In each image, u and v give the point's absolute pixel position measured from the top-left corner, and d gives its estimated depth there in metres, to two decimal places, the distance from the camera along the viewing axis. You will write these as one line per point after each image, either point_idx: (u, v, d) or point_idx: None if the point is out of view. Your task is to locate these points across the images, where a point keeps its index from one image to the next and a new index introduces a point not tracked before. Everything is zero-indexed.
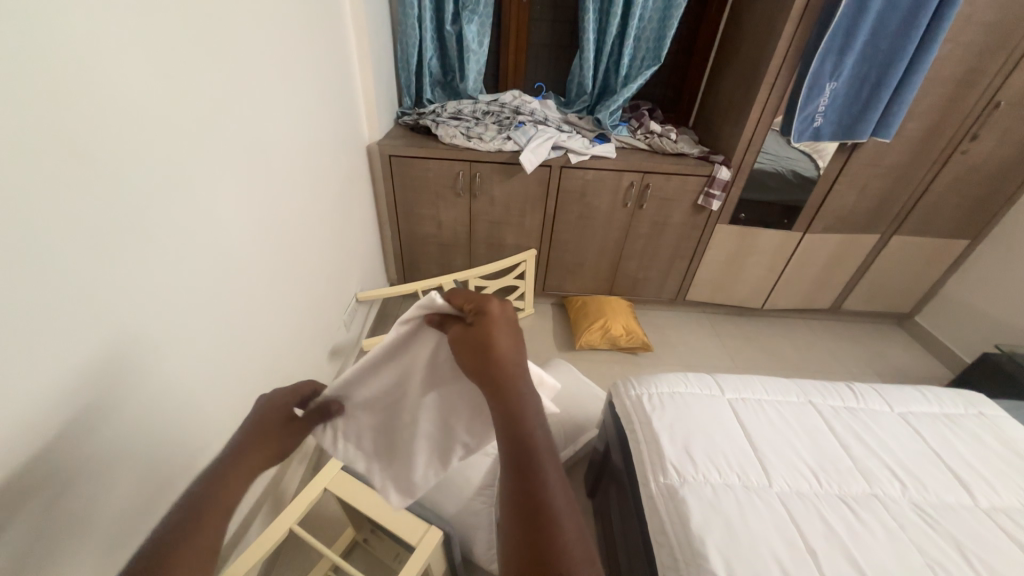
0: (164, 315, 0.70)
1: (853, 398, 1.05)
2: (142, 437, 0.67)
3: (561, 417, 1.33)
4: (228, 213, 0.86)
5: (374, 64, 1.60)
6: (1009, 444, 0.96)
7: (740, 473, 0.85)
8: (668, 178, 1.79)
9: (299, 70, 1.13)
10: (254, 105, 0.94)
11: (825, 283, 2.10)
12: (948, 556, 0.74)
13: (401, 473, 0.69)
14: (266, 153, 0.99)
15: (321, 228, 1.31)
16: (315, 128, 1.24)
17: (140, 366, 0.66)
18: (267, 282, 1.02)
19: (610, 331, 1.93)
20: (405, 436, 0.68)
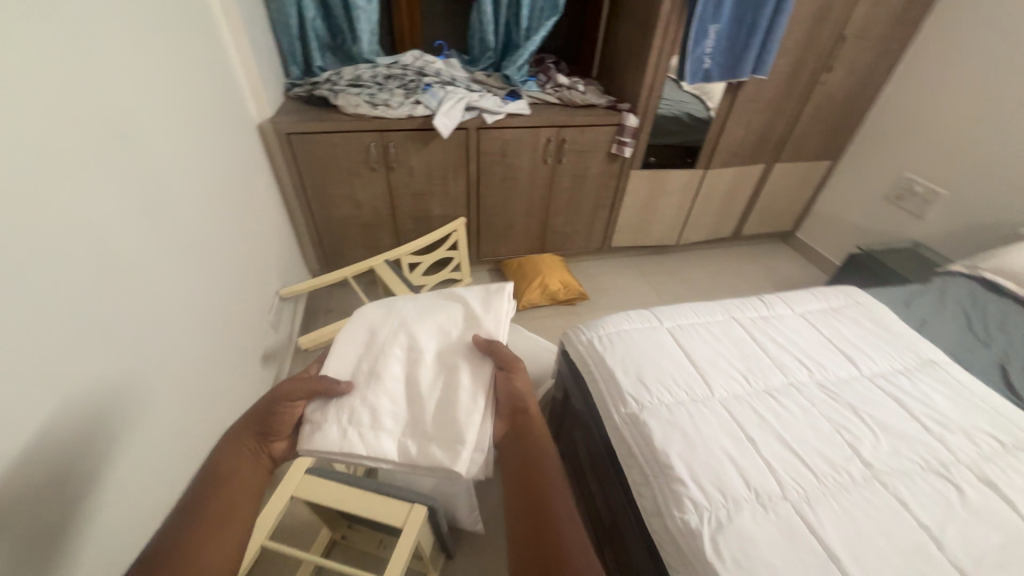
0: (43, 350, 0.58)
1: (764, 308, 1.21)
2: (45, 490, 0.57)
3: None
4: (106, 220, 0.72)
5: (248, 27, 1.39)
6: (878, 322, 1.19)
7: (686, 389, 0.95)
8: (582, 130, 1.83)
9: (164, 37, 0.94)
10: (117, 86, 0.78)
11: (726, 213, 2.34)
12: (850, 420, 0.91)
13: (441, 423, 0.72)
14: (140, 141, 0.83)
15: (228, 224, 1.16)
16: (195, 107, 1.06)
17: (21, 412, 0.54)
18: (172, 293, 0.89)
19: (548, 287, 2.00)
20: (420, 397, 0.76)
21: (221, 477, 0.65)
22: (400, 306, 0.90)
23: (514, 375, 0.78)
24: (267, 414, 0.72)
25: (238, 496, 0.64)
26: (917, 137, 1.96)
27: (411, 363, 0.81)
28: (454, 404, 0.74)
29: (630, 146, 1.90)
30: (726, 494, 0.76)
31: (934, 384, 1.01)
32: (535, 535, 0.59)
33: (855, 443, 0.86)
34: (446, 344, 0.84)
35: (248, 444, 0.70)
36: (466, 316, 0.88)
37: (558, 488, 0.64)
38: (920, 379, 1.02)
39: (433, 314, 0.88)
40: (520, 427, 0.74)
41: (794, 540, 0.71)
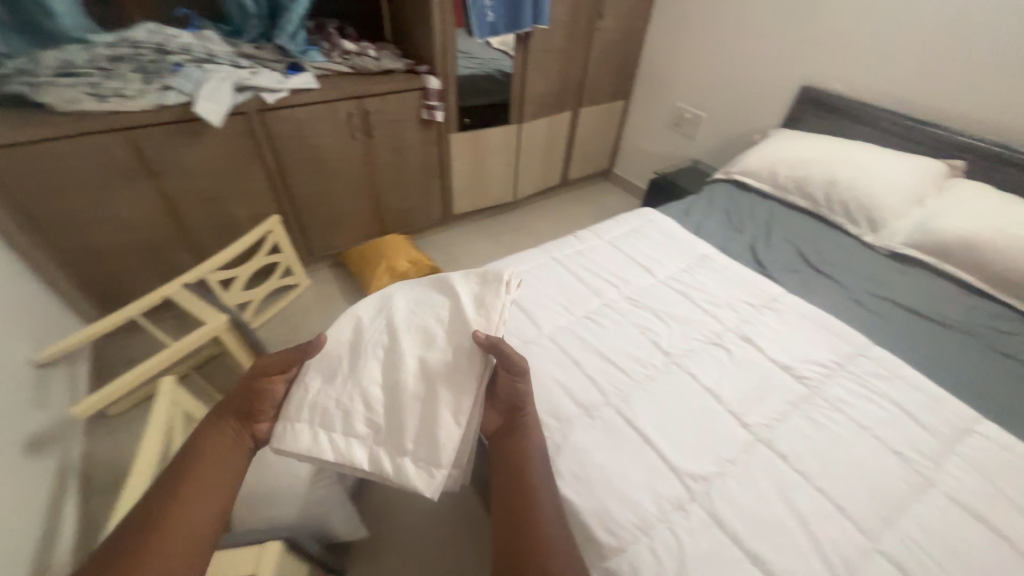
0: None
1: (578, 242, 1.34)
2: None
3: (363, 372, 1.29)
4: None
5: None
6: (665, 233, 1.40)
7: (518, 333, 1.01)
8: (385, 98, 1.73)
9: None
10: None
11: (551, 162, 2.49)
12: (650, 320, 1.07)
13: (421, 432, 0.77)
14: None
15: None
16: None
17: None
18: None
19: (396, 268, 1.92)
20: (396, 407, 0.80)
21: (214, 449, 0.73)
22: (392, 304, 0.94)
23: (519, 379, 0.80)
24: (250, 397, 0.80)
25: (224, 472, 0.71)
26: (680, 70, 2.29)
27: (395, 369, 0.83)
28: (444, 412, 0.77)
29: (441, 109, 1.87)
30: (557, 415, 0.84)
31: (707, 273, 1.24)
32: (517, 517, 0.66)
33: (655, 338, 1.02)
34: (442, 351, 0.84)
35: (233, 420, 0.78)
36: (452, 313, 0.89)
37: (541, 478, 0.71)
38: (696, 272, 1.25)
39: (424, 314, 0.91)
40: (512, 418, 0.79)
41: (613, 435, 0.82)
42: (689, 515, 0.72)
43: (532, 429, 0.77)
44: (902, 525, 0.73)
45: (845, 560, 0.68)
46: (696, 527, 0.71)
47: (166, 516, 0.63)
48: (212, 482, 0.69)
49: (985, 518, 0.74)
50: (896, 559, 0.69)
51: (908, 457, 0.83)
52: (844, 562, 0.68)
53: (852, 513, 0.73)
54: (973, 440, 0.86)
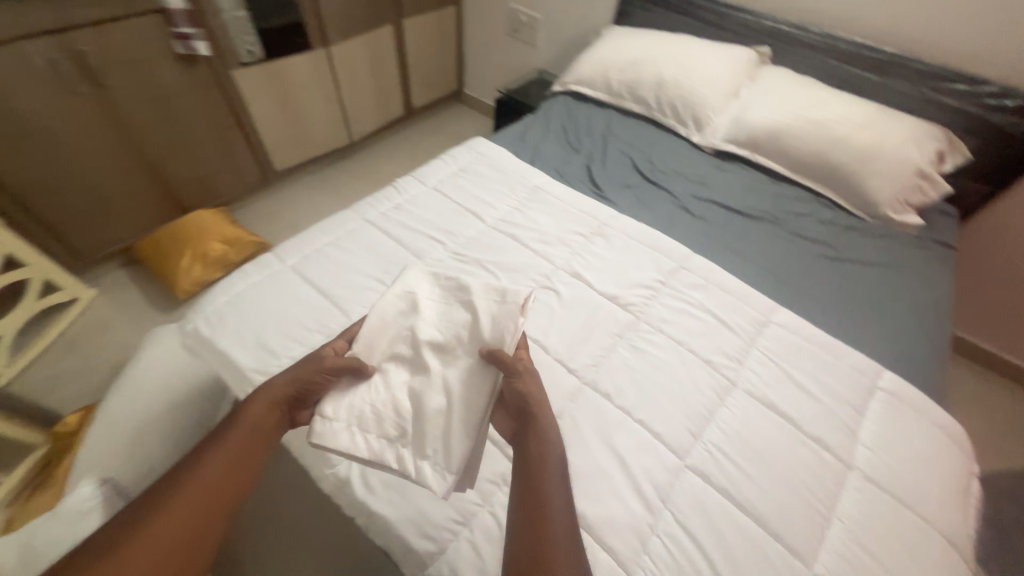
0: None
1: (397, 194, 1.15)
2: None
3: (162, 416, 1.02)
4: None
5: None
6: (496, 166, 1.27)
7: (319, 326, 0.84)
8: (104, 31, 1.28)
9: None
10: None
11: (385, 90, 2.14)
12: (476, 274, 0.97)
13: (441, 443, 0.66)
14: None
15: None
16: None
17: None
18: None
19: (209, 255, 1.58)
20: (417, 417, 0.69)
21: (258, 419, 0.64)
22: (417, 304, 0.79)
23: (523, 383, 0.68)
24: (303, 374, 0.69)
25: (256, 445, 0.63)
26: None
27: (422, 381, 0.72)
28: (453, 433, 0.66)
29: (202, 39, 1.45)
30: None
31: (540, 208, 1.15)
32: (519, 521, 0.56)
33: None
34: (464, 361, 0.72)
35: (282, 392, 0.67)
36: (465, 322, 0.76)
37: (555, 476, 0.60)
38: (528, 208, 1.15)
39: (450, 319, 0.77)
40: (527, 412, 0.67)
41: None
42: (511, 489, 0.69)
43: (547, 423, 0.64)
44: (707, 434, 0.77)
45: (657, 487, 0.70)
46: None
47: (182, 489, 0.57)
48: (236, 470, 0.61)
49: (775, 405, 0.82)
50: (699, 470, 0.73)
51: (716, 363, 0.87)
52: (656, 490, 0.70)
53: (665, 436, 0.76)
54: (770, 331, 0.94)
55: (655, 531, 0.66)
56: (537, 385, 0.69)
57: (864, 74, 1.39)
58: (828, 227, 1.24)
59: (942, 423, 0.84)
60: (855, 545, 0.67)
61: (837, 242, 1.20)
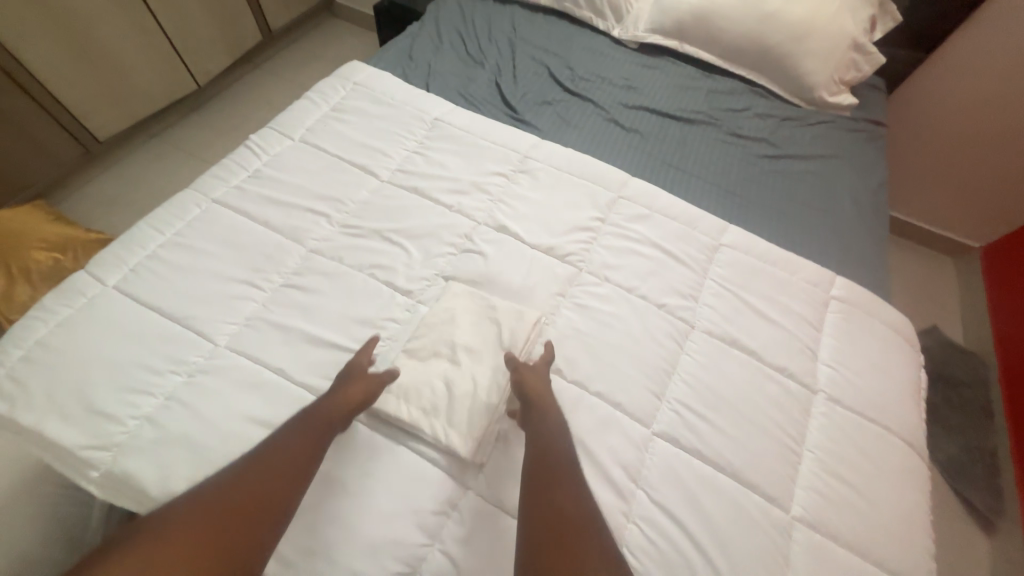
0: None
1: (255, 158, 0.87)
2: None
3: None
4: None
5: None
6: (382, 99, 0.99)
7: (172, 366, 0.63)
8: None
9: None
10: None
11: (225, 8, 1.64)
12: (376, 251, 0.77)
13: (466, 419, 0.61)
14: None
15: None
16: None
17: None
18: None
19: (33, 270, 1.21)
20: (439, 396, 0.63)
21: (306, 429, 0.55)
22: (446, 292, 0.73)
23: (523, 378, 0.63)
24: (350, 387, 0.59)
25: (298, 460, 0.53)
26: None
27: (452, 362, 0.66)
28: (478, 407, 0.62)
29: None
30: None
31: (446, 148, 0.92)
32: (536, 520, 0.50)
33: (389, 279, 0.74)
34: (487, 353, 0.68)
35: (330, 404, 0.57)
36: (478, 325, 0.70)
37: (565, 469, 0.55)
38: (430, 150, 0.92)
39: (478, 315, 0.71)
40: (527, 411, 0.61)
41: (345, 459, 0.59)
42: (461, 515, 0.58)
43: (549, 418, 0.59)
44: (671, 392, 0.69)
45: (627, 468, 0.62)
46: (470, 528, 0.57)
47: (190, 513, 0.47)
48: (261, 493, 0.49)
49: (737, 342, 0.75)
50: (668, 436, 0.65)
51: (671, 307, 0.77)
52: (625, 471, 0.62)
53: (627, 405, 0.67)
54: (722, 257, 0.84)
55: (630, 518, 0.59)
56: (541, 382, 0.64)
57: None
58: (767, 121, 1.13)
59: (893, 321, 0.82)
60: (827, 475, 0.65)
61: (777, 137, 1.10)
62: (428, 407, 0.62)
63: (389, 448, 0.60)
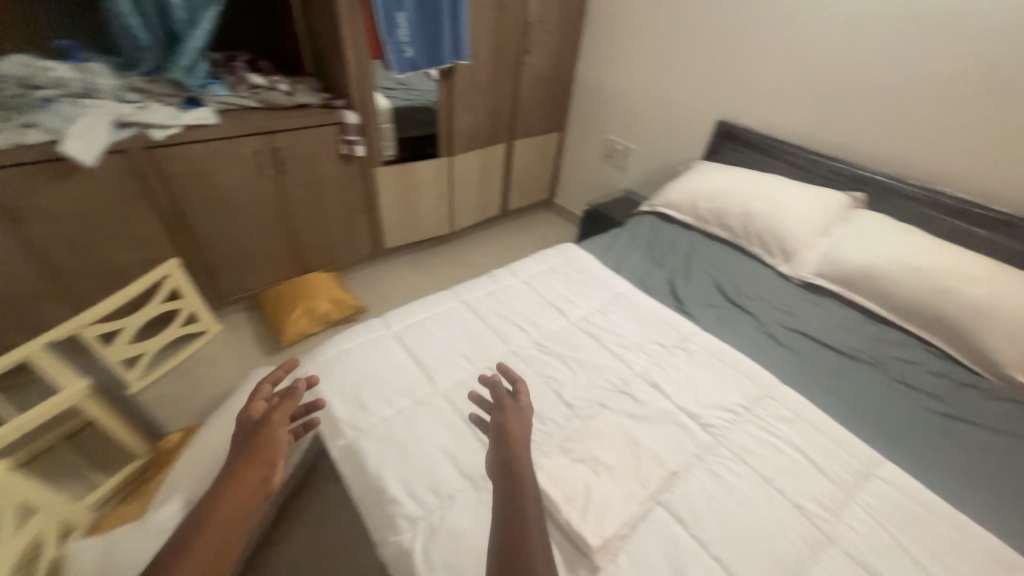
0: None
1: (492, 283, 1.27)
2: None
3: None
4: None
5: None
6: (584, 270, 1.37)
7: (408, 393, 0.92)
8: (297, 134, 1.64)
9: None
10: None
11: (488, 193, 2.46)
12: (555, 368, 1.02)
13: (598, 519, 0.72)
14: None
15: None
16: None
17: None
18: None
19: (316, 310, 1.80)
20: (580, 492, 0.76)
21: (237, 489, 0.59)
22: (603, 412, 0.91)
23: (504, 418, 0.70)
24: (260, 442, 0.65)
25: (241, 513, 0.58)
26: (612, 101, 2.33)
27: (596, 468, 0.80)
28: (609, 514, 0.73)
29: (362, 144, 1.80)
30: (441, 493, 0.75)
31: (622, 314, 1.20)
32: (499, 527, 0.56)
33: (559, 390, 0.96)
34: (624, 474, 0.80)
35: (262, 440, 0.65)
36: (621, 450, 0.84)
37: (533, 499, 0.60)
38: (609, 312, 1.21)
39: (625, 442, 0.85)
40: (502, 441, 0.67)
41: (496, 512, 0.73)
42: None
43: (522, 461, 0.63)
44: None
45: None
46: None
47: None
48: (225, 539, 0.55)
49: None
50: None
51: (807, 510, 0.79)
52: None
53: None
54: (872, 487, 0.84)
55: None
56: (519, 421, 0.71)
57: (974, 229, 1.36)
58: (942, 380, 1.14)
59: None
60: None
61: (950, 397, 1.09)
62: (569, 496, 0.75)
63: None
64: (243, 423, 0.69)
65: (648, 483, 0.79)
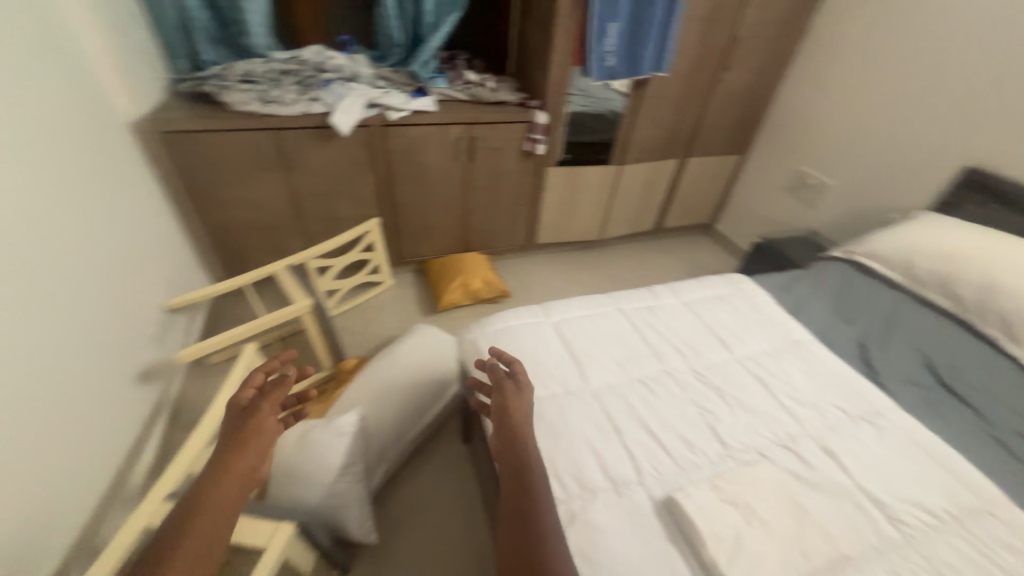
0: None
1: (652, 298, 1.25)
2: None
3: (408, 392, 1.35)
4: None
5: (121, 43, 1.33)
6: (755, 307, 1.25)
7: (562, 382, 0.96)
8: (492, 127, 1.82)
9: None
10: None
11: (647, 207, 2.40)
12: (712, 400, 0.96)
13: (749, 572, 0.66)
14: None
15: (75, 244, 1.07)
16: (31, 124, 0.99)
17: None
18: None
19: (470, 286, 1.98)
20: (732, 537, 0.70)
21: (221, 488, 0.64)
22: (764, 463, 0.83)
23: (505, 400, 0.78)
24: (247, 439, 0.70)
25: (224, 512, 0.63)
26: (816, 129, 2.06)
27: (753, 519, 0.73)
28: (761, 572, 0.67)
29: (544, 143, 1.92)
30: (583, 485, 0.78)
31: (796, 365, 1.07)
32: (511, 520, 0.65)
33: (715, 424, 0.90)
34: (784, 538, 0.72)
35: (249, 435, 0.71)
36: (783, 511, 0.76)
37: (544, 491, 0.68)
38: (780, 358, 1.09)
39: (788, 504, 0.77)
40: (503, 426, 0.75)
41: (637, 523, 0.73)
42: None
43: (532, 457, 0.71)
44: None
45: None
46: None
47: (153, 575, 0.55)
48: (210, 530, 0.61)
49: None
50: None
51: None
52: None
53: None
54: None
55: None
56: (519, 401, 0.79)
57: None
58: None
59: None
60: None
61: None
62: (719, 537, 0.70)
63: (671, 539, 0.72)
64: (230, 414, 0.74)
65: (813, 558, 0.70)
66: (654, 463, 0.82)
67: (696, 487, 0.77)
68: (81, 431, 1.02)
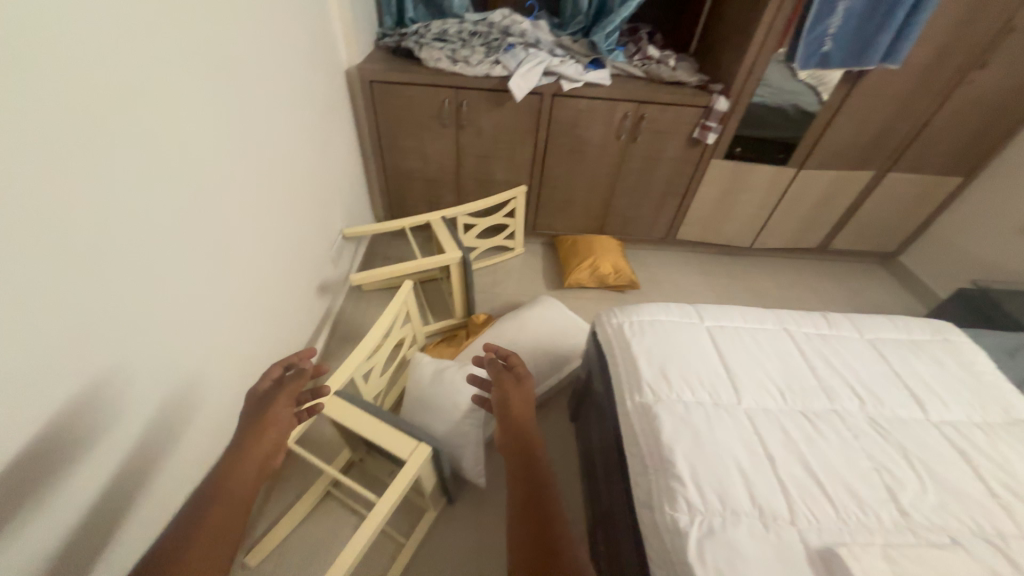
0: (115, 262, 0.71)
1: (826, 326, 1.08)
2: (100, 389, 0.71)
3: (531, 358, 1.40)
4: (156, 122, 0.77)
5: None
6: (968, 367, 1.01)
7: (711, 392, 0.89)
8: (663, 108, 1.71)
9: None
10: (214, 54, 0.92)
11: (818, 222, 2.08)
12: (896, 461, 0.81)
13: None
14: (225, 91, 0.96)
15: (292, 170, 1.28)
16: (284, 63, 1.19)
17: (94, 315, 0.68)
18: (216, 197, 0.95)
19: (599, 269, 1.94)
20: None
21: (240, 468, 0.75)
22: (961, 552, 0.69)
23: (507, 394, 0.97)
24: (269, 424, 0.82)
25: (246, 491, 0.74)
26: None
27: None
28: None
29: (717, 132, 1.75)
30: (726, 504, 0.73)
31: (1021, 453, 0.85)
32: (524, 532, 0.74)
33: (895, 489, 0.77)
34: None
35: (270, 419, 0.82)
36: None
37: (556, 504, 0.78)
38: (997, 437, 0.87)
39: None
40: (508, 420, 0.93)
41: (785, 564, 0.66)
42: None
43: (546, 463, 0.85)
44: None
45: None
46: None
47: (184, 540, 0.65)
48: (230, 503, 0.72)
49: None
50: None
51: None
52: None
53: None
54: None
55: None
56: (521, 396, 0.98)
57: None
58: None
59: None
60: None
61: None
62: None
63: None
64: (252, 400, 0.86)
65: None
66: (813, 508, 0.73)
67: (864, 548, 0.67)
68: (275, 323, 1.26)
